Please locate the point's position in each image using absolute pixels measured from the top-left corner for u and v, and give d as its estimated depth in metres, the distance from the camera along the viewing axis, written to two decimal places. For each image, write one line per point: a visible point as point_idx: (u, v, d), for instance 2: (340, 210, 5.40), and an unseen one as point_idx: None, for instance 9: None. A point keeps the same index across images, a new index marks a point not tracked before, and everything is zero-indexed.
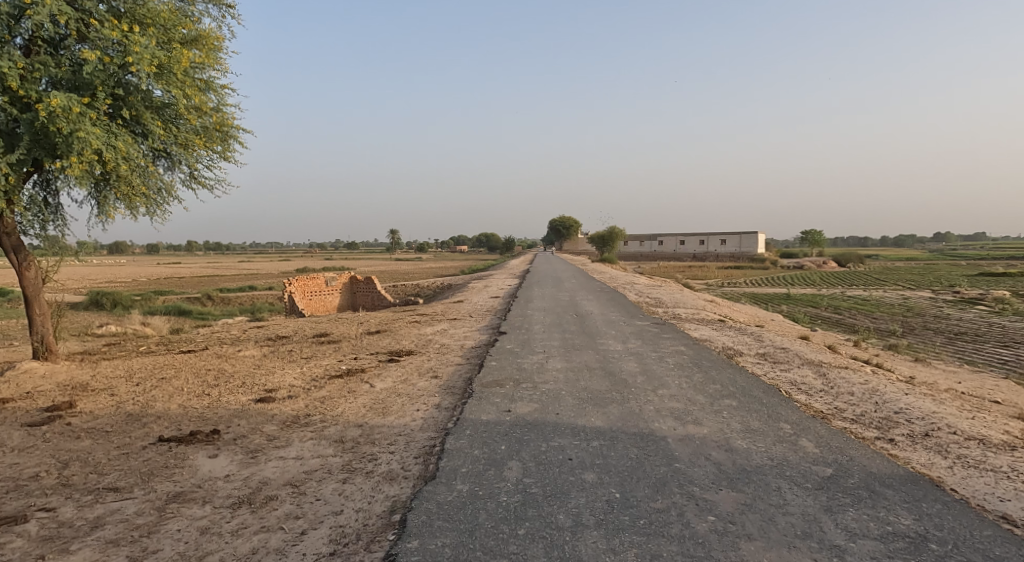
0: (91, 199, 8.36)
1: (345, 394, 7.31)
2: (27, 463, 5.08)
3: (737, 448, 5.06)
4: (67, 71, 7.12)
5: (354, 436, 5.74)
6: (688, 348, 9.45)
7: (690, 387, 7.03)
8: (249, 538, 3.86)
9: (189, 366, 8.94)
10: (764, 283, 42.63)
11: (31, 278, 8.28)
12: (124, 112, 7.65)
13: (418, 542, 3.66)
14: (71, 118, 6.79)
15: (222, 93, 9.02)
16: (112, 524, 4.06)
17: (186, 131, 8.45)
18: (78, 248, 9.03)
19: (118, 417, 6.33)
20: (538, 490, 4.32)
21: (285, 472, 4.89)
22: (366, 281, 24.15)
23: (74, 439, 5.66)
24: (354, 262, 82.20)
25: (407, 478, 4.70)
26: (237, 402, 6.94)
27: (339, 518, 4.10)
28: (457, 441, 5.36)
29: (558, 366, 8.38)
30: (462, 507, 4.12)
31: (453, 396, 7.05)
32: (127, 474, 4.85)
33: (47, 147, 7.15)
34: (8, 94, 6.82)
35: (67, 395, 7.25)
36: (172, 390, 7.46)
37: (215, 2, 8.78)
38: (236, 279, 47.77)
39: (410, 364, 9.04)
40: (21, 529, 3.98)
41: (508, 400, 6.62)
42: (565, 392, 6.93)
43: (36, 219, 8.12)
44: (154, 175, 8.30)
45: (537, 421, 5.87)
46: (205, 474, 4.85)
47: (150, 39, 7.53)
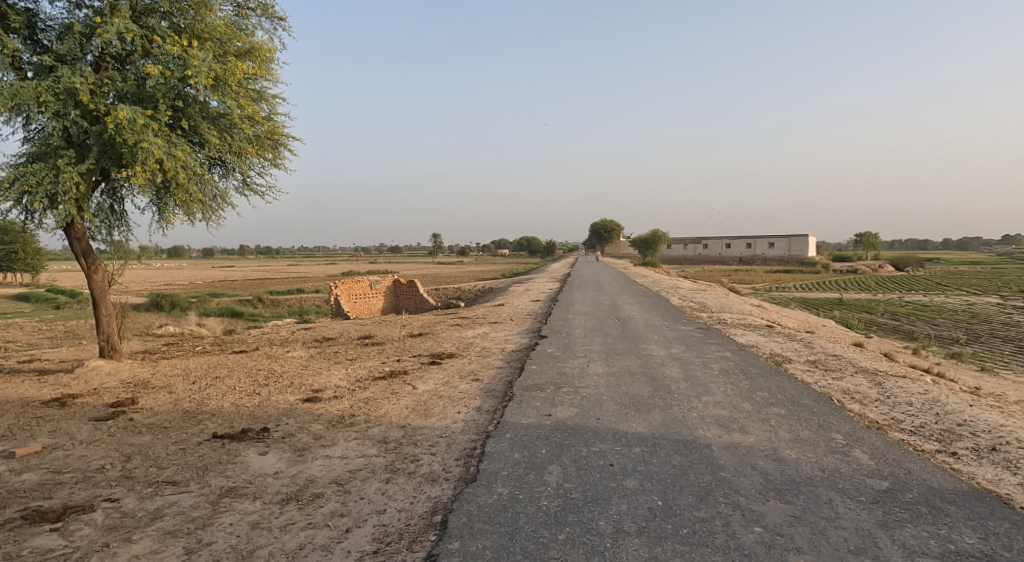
0: (152, 205, 8.76)
1: (388, 395, 7.47)
2: (94, 456, 5.38)
3: (786, 458, 4.93)
4: (132, 86, 7.57)
5: (396, 437, 5.84)
6: (734, 354, 9.25)
7: (736, 394, 6.88)
8: (296, 534, 3.98)
9: (241, 365, 9.30)
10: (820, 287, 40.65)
11: (99, 281, 8.73)
12: (182, 123, 8.07)
13: (460, 544, 3.72)
14: (136, 130, 7.21)
15: (273, 103, 9.34)
16: (170, 516, 4.26)
17: (240, 140, 8.72)
18: (141, 253, 9.48)
19: (175, 414, 6.64)
20: (579, 496, 4.31)
21: (330, 471, 5.03)
22: (409, 285, 24.66)
23: (136, 434, 5.96)
24: (399, 267, 83.57)
25: (448, 480, 4.76)
26: (285, 402, 7.14)
27: (383, 517, 4.19)
28: (497, 444, 5.40)
29: (599, 370, 8.33)
30: (502, 510, 4.15)
31: (494, 399, 7.10)
32: (183, 468, 5.09)
33: (114, 157, 7.56)
34: (80, 107, 7.29)
35: (129, 392, 7.64)
36: (225, 388, 7.78)
37: (268, 15, 9.13)
38: (289, 283, 49.06)
39: (452, 366, 9.16)
40: (88, 518, 4.21)
41: (548, 405, 6.62)
42: (606, 397, 6.88)
43: (102, 224, 8.61)
44: (210, 182, 8.61)
45: (578, 426, 5.84)
46: (256, 471, 5.03)
47: (208, 52, 7.90)
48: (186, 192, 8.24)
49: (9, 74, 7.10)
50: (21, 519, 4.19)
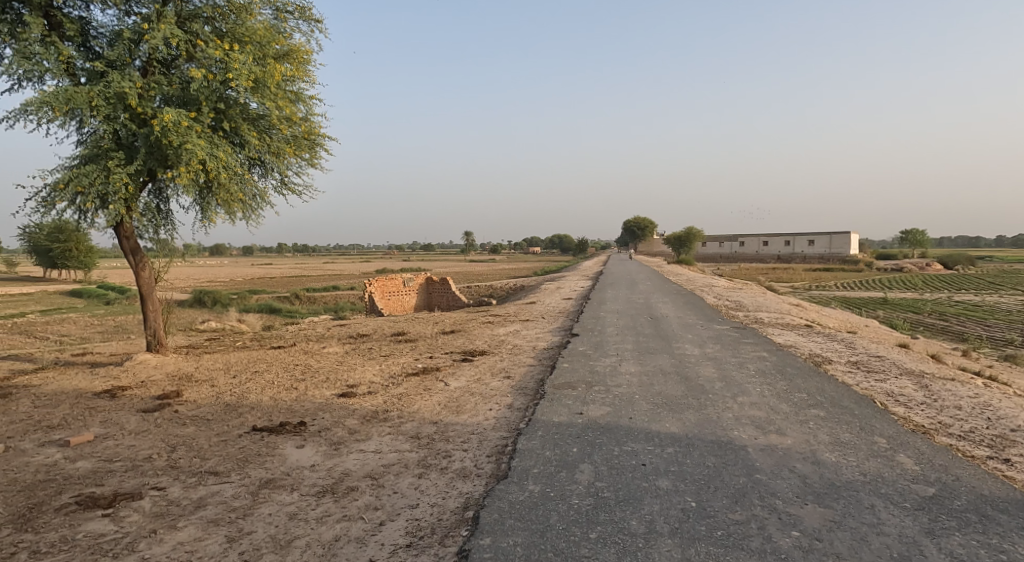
0: (196, 205, 9.06)
1: (421, 391, 7.57)
2: (142, 446, 5.60)
3: (825, 461, 4.82)
4: (177, 89, 7.85)
5: (429, 433, 5.92)
6: (771, 355, 9.07)
7: (773, 395, 6.75)
8: (332, 526, 4.08)
9: (279, 360, 9.55)
10: (865, 288, 38.17)
11: (146, 278, 9.06)
12: (224, 125, 8.32)
13: (491, 540, 3.75)
14: (180, 132, 7.47)
15: (310, 104, 9.53)
16: (213, 505, 4.41)
17: (278, 140, 8.93)
18: (185, 251, 9.81)
19: (217, 407, 6.87)
20: (611, 495, 4.30)
21: (365, 465, 5.14)
22: (442, 282, 24.88)
23: (181, 426, 6.18)
24: (432, 265, 84.39)
25: (479, 476, 4.81)
26: (321, 397, 7.31)
27: (416, 512, 4.26)
28: (529, 442, 5.43)
29: (632, 369, 8.27)
30: (534, 507, 4.17)
31: (525, 396, 7.12)
32: (225, 459, 5.26)
33: (160, 159, 7.85)
34: (129, 110, 7.59)
35: (174, 385, 7.93)
36: (264, 382, 8.00)
37: (305, 17, 9.33)
38: (324, 280, 49.97)
39: (484, 363, 9.22)
40: (137, 505, 4.39)
41: (580, 403, 6.61)
42: (639, 396, 6.83)
43: (149, 223, 8.94)
44: (250, 182, 8.85)
45: (610, 425, 5.82)
46: (293, 463, 5.17)
47: (248, 55, 8.12)
48: (227, 192, 8.49)
49: (64, 79, 7.44)
50: (75, 504, 4.40)
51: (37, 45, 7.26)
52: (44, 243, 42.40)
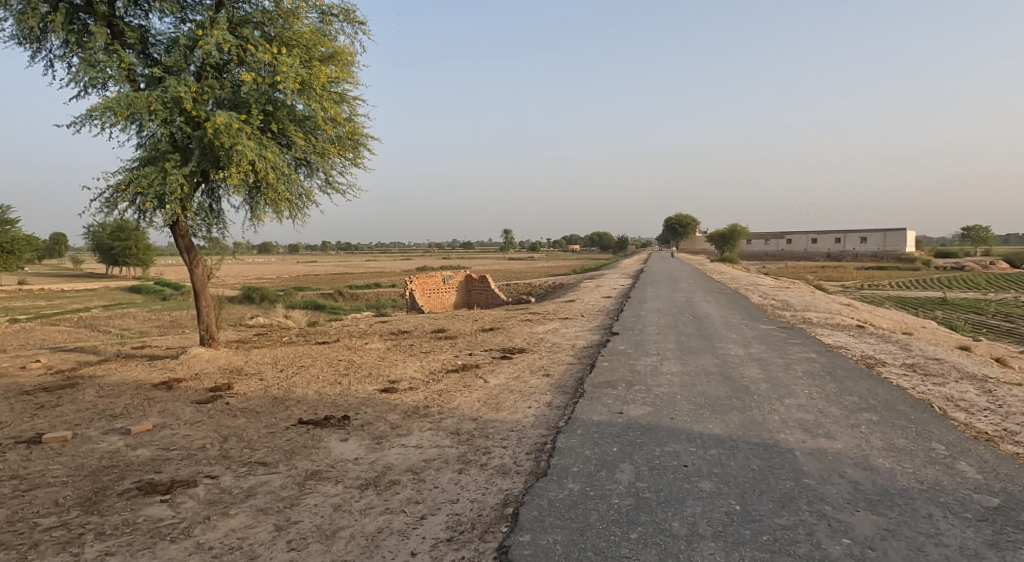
0: (246, 204, 9.38)
1: (461, 388, 7.65)
2: (196, 435, 5.85)
3: (878, 467, 4.65)
4: (229, 93, 8.14)
5: (469, 429, 5.98)
6: (820, 356, 8.79)
7: (822, 397, 6.55)
8: (375, 518, 4.17)
9: (323, 356, 9.81)
10: (924, 288, 36.06)
11: (200, 275, 9.43)
12: (272, 126, 8.58)
13: (531, 537, 3.77)
14: (232, 134, 7.74)
15: (353, 105, 9.73)
16: (262, 494, 4.57)
17: (323, 141, 9.14)
18: (236, 249, 10.16)
19: (265, 400, 7.10)
20: (652, 496, 4.26)
21: (406, 459, 5.22)
22: (481, 280, 24.99)
23: (232, 417, 6.42)
24: (471, 262, 85.05)
25: (519, 473, 4.83)
26: (364, 391, 7.46)
27: (456, 507, 4.31)
28: (568, 440, 5.42)
29: (673, 369, 8.16)
30: (573, 506, 4.17)
31: (565, 395, 7.11)
32: (273, 451, 5.44)
33: (213, 160, 8.15)
34: (184, 114, 7.91)
35: (225, 378, 8.23)
36: (309, 377, 8.23)
37: (350, 20, 9.52)
38: (367, 277, 50.92)
39: (523, 361, 9.24)
40: (192, 492, 4.58)
41: (620, 402, 6.56)
42: (681, 396, 6.73)
43: (202, 222, 9.30)
44: (296, 182, 9.09)
45: (651, 425, 5.76)
46: (338, 456, 5.29)
47: (295, 59, 8.34)
48: (275, 192, 8.74)
49: (125, 86, 7.81)
50: (136, 489, 4.62)
51: (101, 53, 7.63)
52: (106, 240, 44.62)
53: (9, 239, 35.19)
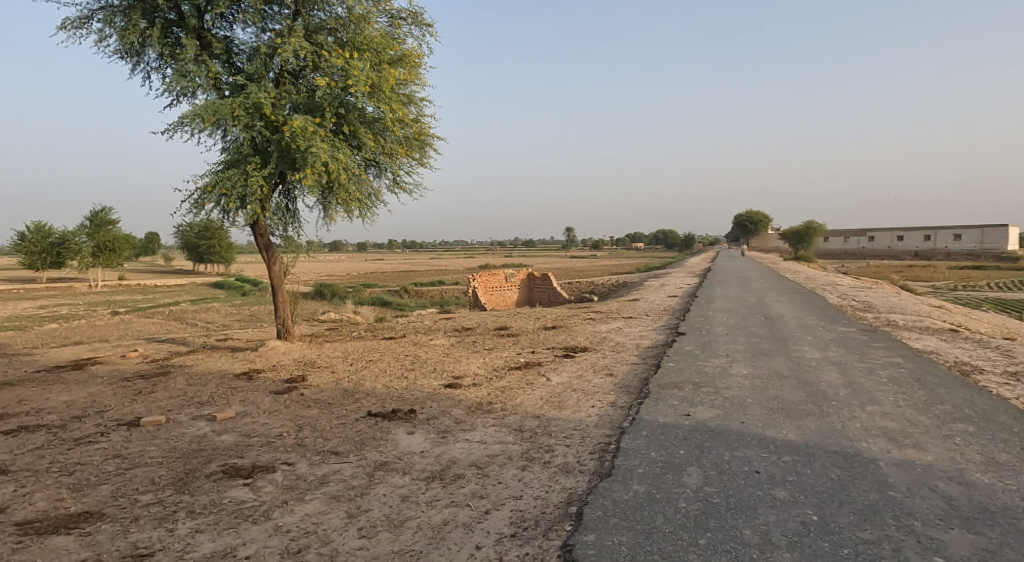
0: (319, 204, 9.77)
1: (524, 385, 7.68)
2: (274, 424, 6.15)
3: (974, 482, 4.32)
4: (304, 97, 8.50)
5: (532, 426, 5.99)
6: (907, 361, 8.25)
7: (908, 406, 6.15)
8: (441, 510, 4.25)
9: (390, 351, 10.10)
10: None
11: (277, 271, 9.92)
12: (344, 128, 8.89)
13: (595, 537, 3.74)
14: (307, 137, 8.09)
15: (420, 106, 9.93)
16: (334, 482, 4.75)
17: (391, 142, 9.38)
18: (310, 247, 10.60)
19: (337, 392, 7.38)
20: (722, 501, 4.13)
21: (471, 454, 5.30)
22: (542, 277, 24.71)
23: (306, 408, 6.72)
24: (533, 260, 85.33)
25: (582, 472, 4.80)
26: (429, 386, 7.63)
27: (519, 503, 4.33)
28: (633, 441, 5.34)
29: (743, 371, 7.88)
30: (639, 507, 4.11)
31: (629, 395, 7.01)
32: (344, 441, 5.65)
33: (289, 162, 8.54)
34: (264, 119, 8.32)
35: (300, 370, 8.63)
36: (377, 371, 8.50)
37: (417, 23, 9.72)
38: (432, 275, 51.94)
39: (586, 360, 9.18)
40: (271, 477, 4.83)
41: (687, 404, 6.41)
42: (752, 400, 6.49)
43: (279, 221, 9.75)
44: (366, 182, 9.38)
45: (720, 429, 5.59)
46: (405, 448, 5.44)
47: (365, 62, 8.61)
48: (346, 192, 9.05)
49: (212, 93, 8.30)
50: (221, 472, 4.92)
51: (191, 63, 8.14)
52: (192, 239, 47.65)
53: (109, 238, 38.22)
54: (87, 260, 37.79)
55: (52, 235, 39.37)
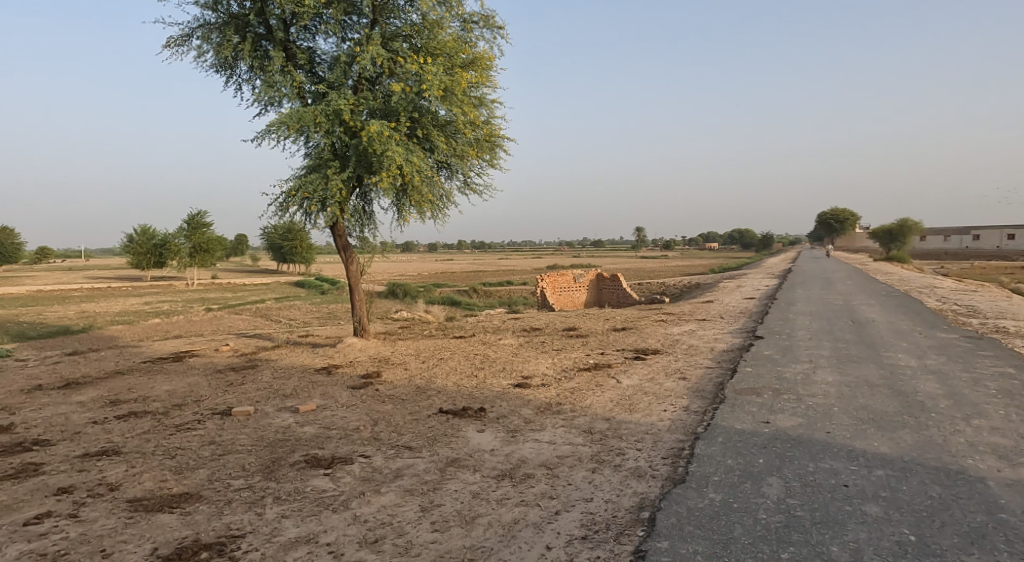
0: (394, 206, 10.06)
1: (594, 387, 7.60)
2: (351, 417, 6.39)
3: None
4: (380, 103, 8.78)
5: (602, 428, 5.92)
6: (1019, 372, 7.52)
7: (1021, 421, 5.60)
8: (511, 509, 4.27)
9: (461, 349, 10.26)
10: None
11: (354, 271, 10.30)
12: (418, 132, 9.12)
13: (669, 544, 3.64)
14: (383, 141, 8.35)
15: (491, 108, 10.02)
16: (408, 476, 4.87)
17: (462, 143, 9.53)
18: (385, 247, 10.94)
19: (410, 388, 7.58)
20: (806, 515, 3.92)
21: (540, 454, 5.29)
22: (613, 279, 24.25)
23: (381, 403, 6.93)
24: (603, 260, 84.41)
25: (655, 477, 4.68)
26: (498, 385, 7.69)
27: (590, 505, 4.28)
28: (708, 447, 5.16)
29: (829, 378, 7.45)
30: (716, 516, 3.96)
31: (703, 399, 6.79)
32: (417, 436, 5.78)
33: (366, 166, 8.85)
34: (343, 125, 8.66)
35: (375, 366, 8.93)
36: (448, 369, 8.66)
37: (489, 25, 9.82)
38: (502, 276, 52.37)
39: (657, 363, 8.97)
40: (349, 468, 5.01)
41: (766, 411, 6.12)
42: (839, 409, 6.12)
43: (357, 223, 10.13)
44: (438, 184, 9.57)
45: (803, 438, 5.31)
46: (475, 446, 5.50)
47: (439, 67, 8.78)
48: (420, 194, 9.27)
49: (296, 102, 8.73)
50: (303, 462, 5.16)
51: (278, 74, 8.60)
52: (277, 240, 50.36)
53: (204, 239, 41.03)
54: (185, 260, 40.72)
55: (155, 237, 42.75)
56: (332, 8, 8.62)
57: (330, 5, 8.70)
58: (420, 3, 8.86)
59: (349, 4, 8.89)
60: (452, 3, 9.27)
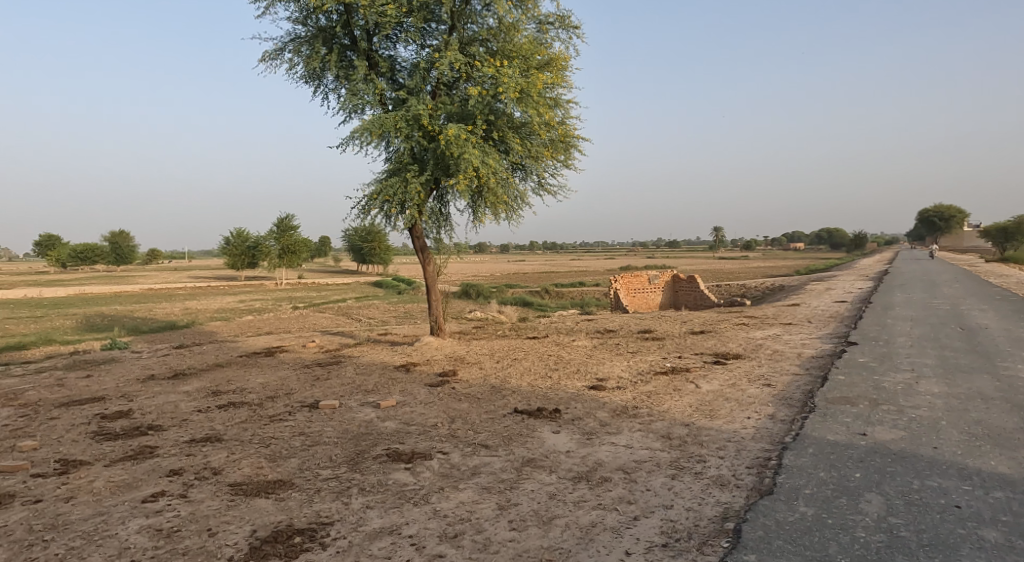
0: (469, 207, 10.23)
1: (671, 391, 7.40)
2: (429, 414, 6.55)
3: None
4: (457, 107, 8.95)
5: (681, 434, 5.75)
6: None
7: None
8: (589, 512, 4.23)
9: (534, 350, 10.28)
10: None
11: (431, 272, 10.56)
12: (494, 134, 9.23)
13: (756, 558, 3.49)
14: (460, 145, 8.51)
15: (566, 108, 9.99)
16: (485, 474, 4.93)
17: (537, 145, 9.55)
18: (460, 248, 11.14)
19: (485, 388, 7.67)
20: (911, 536, 3.64)
21: (617, 458, 5.21)
22: (688, 280, 23.45)
23: (457, 401, 7.06)
24: (679, 261, 82.17)
25: (739, 487, 4.50)
26: (573, 387, 7.64)
27: (670, 513, 4.17)
28: (797, 458, 4.90)
29: (933, 389, 6.88)
30: (807, 532, 3.75)
31: (790, 408, 6.45)
32: (493, 435, 5.84)
33: (444, 169, 9.04)
34: (422, 129, 8.90)
35: (451, 365, 9.11)
36: (522, 369, 8.70)
37: (565, 26, 9.80)
38: (574, 277, 52.10)
39: (739, 368, 8.62)
40: (428, 464, 5.14)
41: (862, 422, 5.74)
42: (946, 423, 5.64)
43: (434, 224, 10.37)
44: (513, 185, 9.64)
45: (905, 453, 4.93)
46: (551, 447, 5.49)
47: (515, 69, 8.83)
48: (495, 195, 9.37)
49: (378, 108, 9.06)
50: (385, 455, 5.34)
51: (361, 82, 8.95)
52: (357, 241, 52.49)
53: (292, 241, 43.38)
54: (274, 260, 43.18)
55: (248, 239, 45.69)
56: (412, 17, 8.88)
57: (411, 14, 8.97)
58: (496, 7, 8.96)
59: (428, 12, 9.13)
60: (528, 6, 9.31)
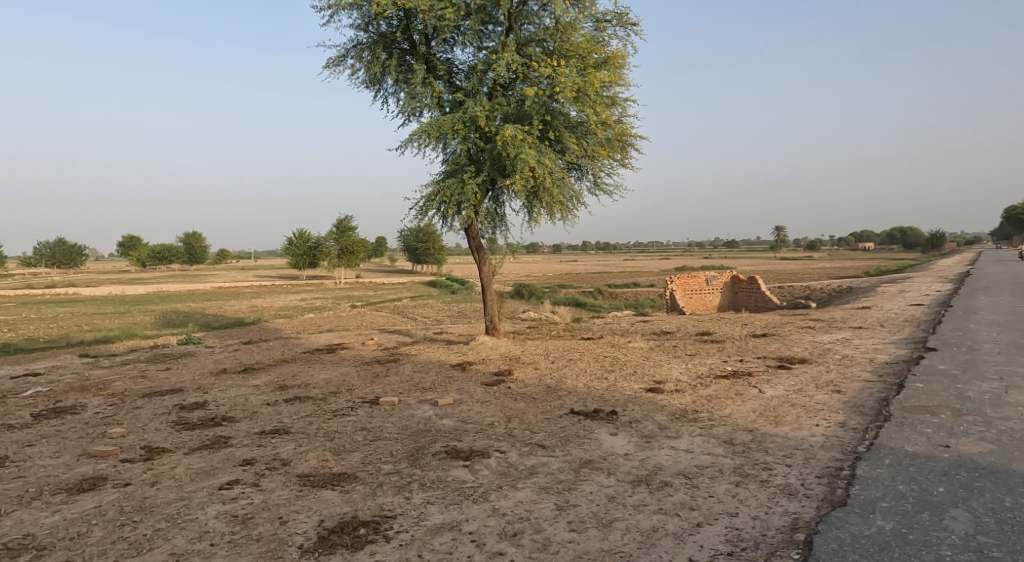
0: (525, 207, 10.24)
1: (733, 395, 7.17)
2: (486, 413, 6.59)
3: None
4: (514, 107, 8.98)
5: (745, 440, 5.56)
6: None
7: None
8: (649, 516, 4.15)
9: (590, 351, 10.19)
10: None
11: (486, 272, 10.64)
12: (550, 134, 9.21)
13: None
14: (516, 145, 8.54)
15: (623, 107, 9.85)
16: (543, 474, 4.92)
17: (593, 144, 9.46)
18: (515, 248, 11.17)
19: (540, 388, 7.66)
20: (1003, 557, 3.38)
21: (678, 462, 5.09)
22: (748, 281, 22.71)
23: (514, 401, 7.08)
24: (738, 262, 79.72)
25: (809, 497, 4.31)
26: (630, 389, 7.52)
27: (735, 520, 4.04)
28: (872, 470, 4.65)
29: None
30: (886, 547, 3.55)
31: (863, 416, 6.13)
32: (550, 435, 5.82)
33: (500, 169, 9.09)
34: (478, 131, 8.98)
35: (506, 364, 9.15)
36: (578, 370, 8.64)
37: (623, 23, 9.66)
38: (629, 278, 51.38)
39: (805, 373, 8.27)
40: (486, 462, 5.17)
41: (944, 433, 5.39)
42: None
43: (489, 224, 10.44)
44: (569, 185, 9.59)
45: (993, 467, 4.60)
46: (608, 449, 5.42)
47: (572, 69, 8.78)
48: (550, 195, 9.34)
49: (436, 111, 9.21)
50: (444, 452, 5.41)
51: (420, 85, 9.12)
52: (413, 241, 53.57)
53: (351, 241, 44.69)
54: (334, 260, 44.55)
55: (310, 239, 47.35)
56: (470, 19, 8.98)
57: (468, 17, 9.08)
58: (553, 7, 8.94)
59: (486, 14, 9.20)
60: (585, 4, 9.24)
